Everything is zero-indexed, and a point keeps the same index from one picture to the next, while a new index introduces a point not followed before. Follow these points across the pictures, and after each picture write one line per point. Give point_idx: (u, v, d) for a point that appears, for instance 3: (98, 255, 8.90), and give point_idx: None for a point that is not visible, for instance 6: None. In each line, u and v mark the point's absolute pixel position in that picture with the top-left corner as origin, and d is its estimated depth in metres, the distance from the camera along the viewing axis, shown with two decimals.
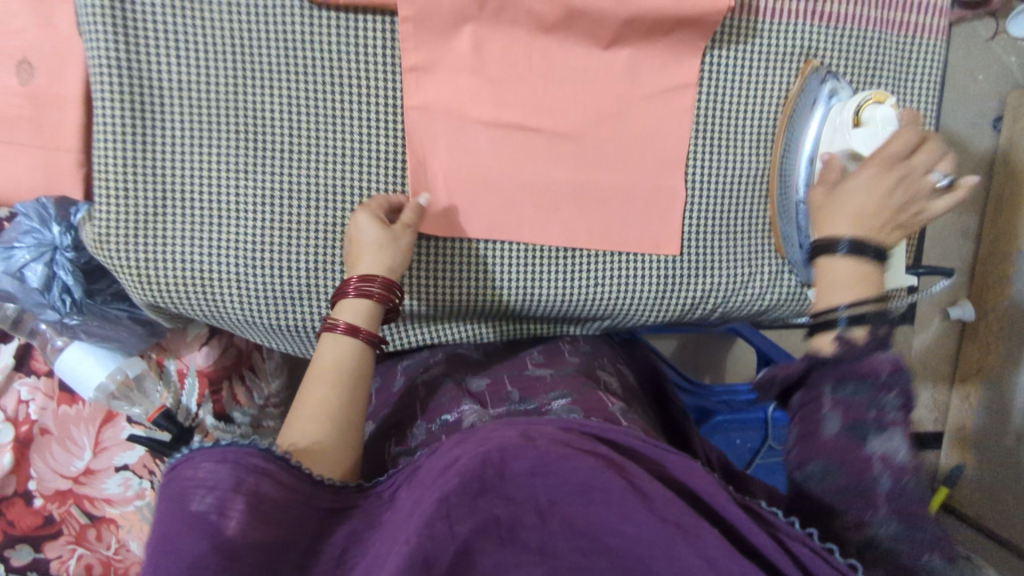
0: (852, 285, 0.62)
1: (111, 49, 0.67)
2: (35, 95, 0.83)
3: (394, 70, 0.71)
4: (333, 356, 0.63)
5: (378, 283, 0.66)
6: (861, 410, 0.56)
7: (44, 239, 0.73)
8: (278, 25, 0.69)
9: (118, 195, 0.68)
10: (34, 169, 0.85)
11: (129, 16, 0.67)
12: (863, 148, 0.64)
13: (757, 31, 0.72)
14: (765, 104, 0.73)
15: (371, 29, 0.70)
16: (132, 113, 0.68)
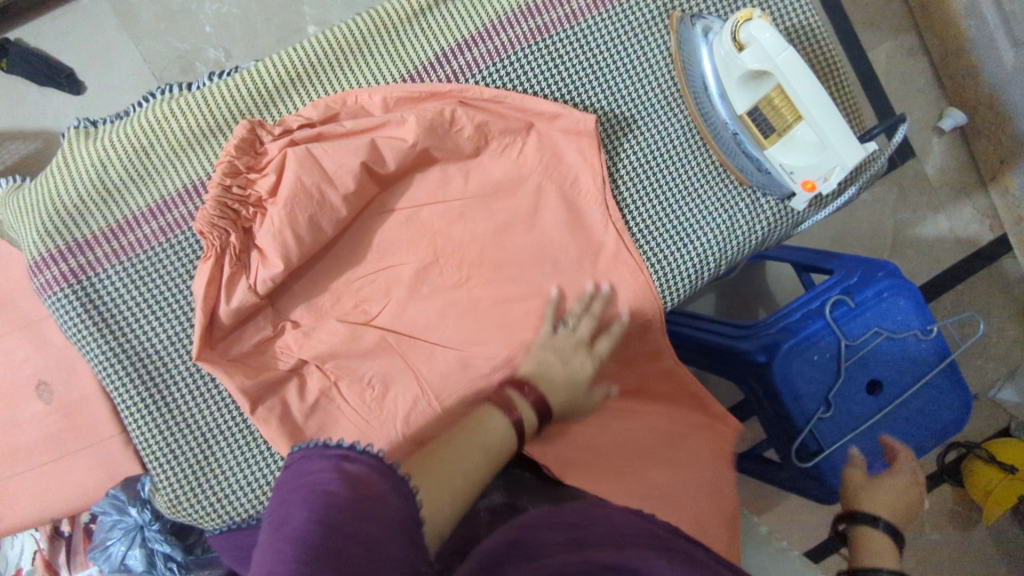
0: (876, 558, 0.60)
1: (85, 324, 0.64)
2: (63, 406, 0.89)
3: (118, 326, 0.64)
4: (494, 427, 0.53)
5: (518, 403, 0.56)
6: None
7: (129, 523, 0.77)
8: (112, 299, 0.64)
9: (157, 448, 0.65)
10: (91, 468, 0.89)
11: (87, 286, 0.64)
12: (761, 68, 0.61)
13: (618, 11, 0.70)
14: (651, 74, 0.71)
15: (118, 279, 0.64)
16: (129, 372, 0.64)
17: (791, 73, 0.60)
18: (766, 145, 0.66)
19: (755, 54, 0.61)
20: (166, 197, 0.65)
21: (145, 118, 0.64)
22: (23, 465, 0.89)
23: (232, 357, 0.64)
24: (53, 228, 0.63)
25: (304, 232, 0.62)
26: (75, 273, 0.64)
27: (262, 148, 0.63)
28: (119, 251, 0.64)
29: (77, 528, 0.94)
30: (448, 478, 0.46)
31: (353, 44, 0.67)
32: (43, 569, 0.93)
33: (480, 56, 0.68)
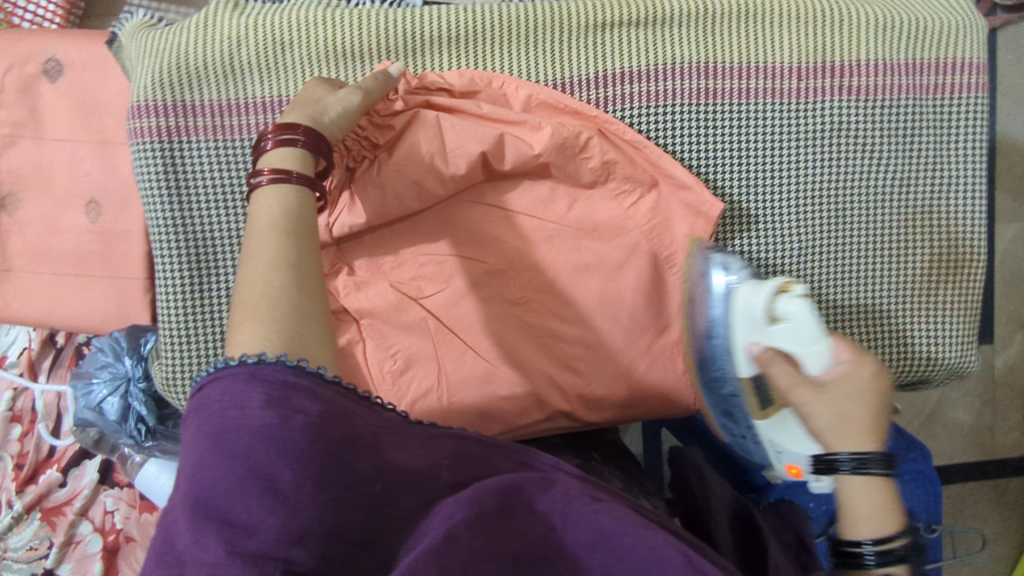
0: (871, 515, 0.44)
1: (161, 185, 0.63)
2: (104, 230, 0.89)
3: (188, 201, 0.64)
4: (275, 209, 0.48)
5: (301, 130, 0.52)
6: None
7: (120, 371, 0.78)
8: (192, 174, 0.64)
9: (176, 327, 0.65)
10: (105, 298, 0.90)
11: (176, 151, 0.63)
12: (786, 354, 0.53)
13: (792, 109, 0.66)
14: (796, 184, 0.67)
15: (207, 158, 0.63)
16: (181, 247, 0.64)
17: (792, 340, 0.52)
18: (759, 418, 0.58)
19: (785, 333, 0.53)
20: (283, 97, 0.63)
21: (291, 17, 0.62)
22: (47, 267, 0.91)
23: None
24: (167, 80, 0.62)
25: (396, 200, 0.62)
26: (172, 134, 0.63)
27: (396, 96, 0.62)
28: (219, 132, 0.63)
29: (69, 344, 0.96)
30: (270, 299, 0.44)
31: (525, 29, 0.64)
32: (26, 366, 0.96)
33: (639, 93, 0.65)
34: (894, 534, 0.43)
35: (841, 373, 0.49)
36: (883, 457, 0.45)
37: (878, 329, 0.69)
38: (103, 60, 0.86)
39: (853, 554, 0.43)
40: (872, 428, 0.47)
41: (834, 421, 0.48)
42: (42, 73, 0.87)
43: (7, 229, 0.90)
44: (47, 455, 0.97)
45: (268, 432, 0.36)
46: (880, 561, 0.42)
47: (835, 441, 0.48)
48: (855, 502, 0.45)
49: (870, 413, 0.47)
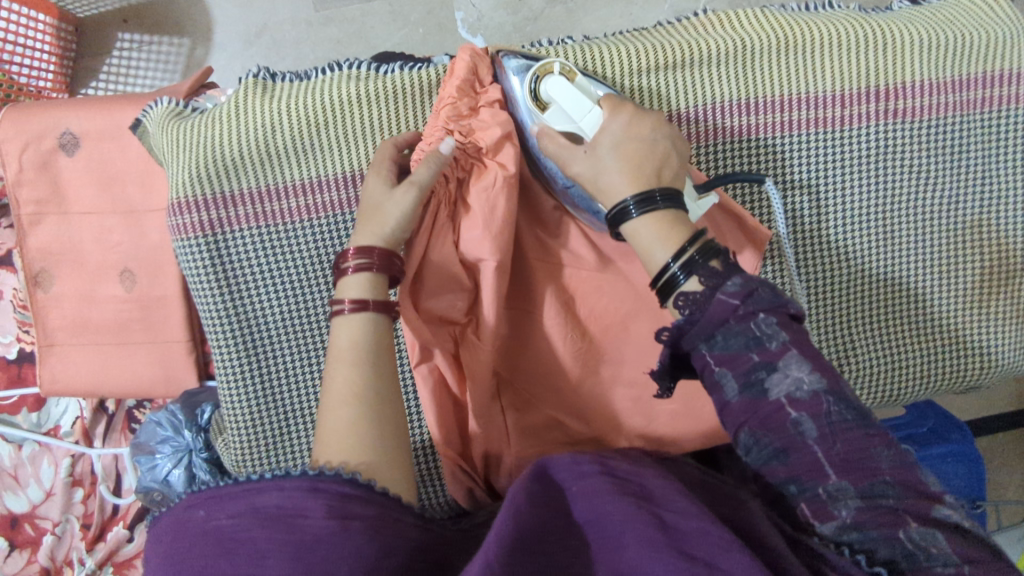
0: (664, 238, 0.48)
1: (204, 273, 0.63)
2: (141, 297, 0.89)
3: (231, 285, 0.64)
4: (348, 339, 0.53)
5: (374, 253, 0.54)
6: (742, 358, 0.43)
7: (182, 443, 0.80)
8: (233, 260, 0.64)
9: (236, 406, 0.66)
10: (151, 364, 0.91)
11: (215, 239, 0.63)
12: (564, 130, 0.56)
13: (841, 137, 0.65)
14: (848, 211, 0.67)
15: (248, 243, 0.63)
16: (230, 329, 0.65)
17: (568, 107, 0.56)
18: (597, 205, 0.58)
19: (559, 114, 0.57)
20: (320, 178, 0.63)
21: (321, 93, 0.61)
22: (89, 338, 0.91)
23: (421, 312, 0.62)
24: (203, 174, 0.61)
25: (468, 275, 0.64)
26: (211, 224, 0.63)
27: (482, 88, 0.61)
28: (257, 216, 0.63)
29: (120, 409, 0.98)
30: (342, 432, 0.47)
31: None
32: (80, 433, 0.98)
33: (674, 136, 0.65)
34: (687, 245, 0.47)
35: (603, 129, 0.54)
36: (663, 194, 0.50)
37: (932, 344, 0.69)
38: (117, 128, 0.85)
39: (666, 279, 0.47)
40: (640, 165, 0.52)
41: (611, 172, 0.52)
42: (59, 147, 0.86)
43: (44, 304, 0.91)
44: (111, 512, 1.00)
45: (329, 540, 0.38)
46: (686, 273, 0.46)
47: (618, 193, 0.52)
48: (642, 238, 0.50)
49: (635, 146, 0.53)
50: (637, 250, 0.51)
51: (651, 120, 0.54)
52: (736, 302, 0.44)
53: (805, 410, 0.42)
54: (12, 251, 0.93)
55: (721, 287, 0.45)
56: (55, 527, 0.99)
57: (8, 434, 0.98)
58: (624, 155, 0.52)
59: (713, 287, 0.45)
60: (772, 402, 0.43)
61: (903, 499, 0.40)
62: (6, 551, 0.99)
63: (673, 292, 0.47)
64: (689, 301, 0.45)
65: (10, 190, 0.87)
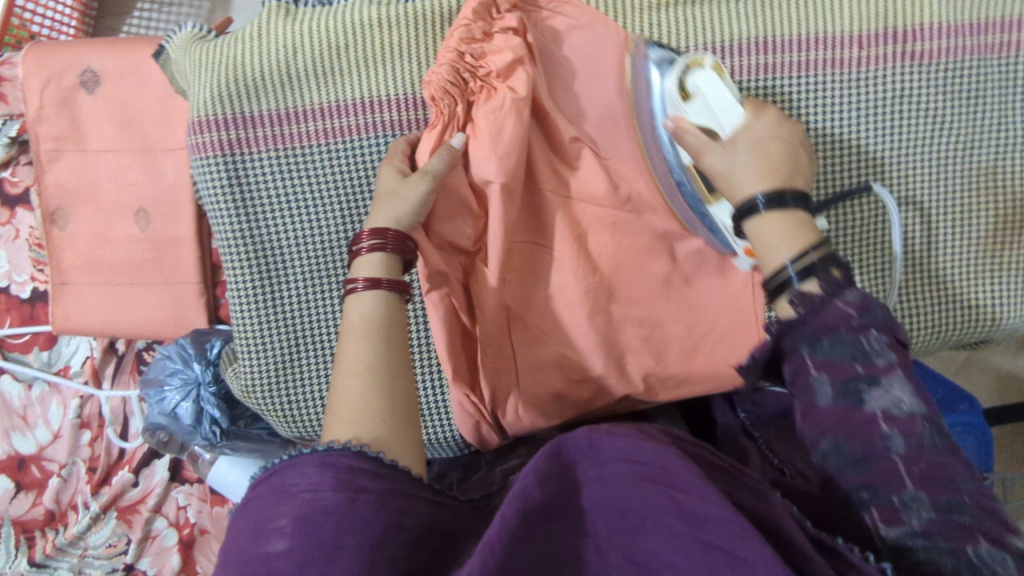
0: (790, 237, 0.48)
1: (219, 190, 0.64)
2: (154, 238, 0.90)
3: (245, 204, 0.65)
4: (358, 313, 0.50)
5: (388, 235, 0.53)
6: (846, 368, 0.42)
7: (190, 376, 0.81)
8: (248, 177, 0.64)
9: (244, 325, 0.66)
10: (162, 306, 0.92)
11: (232, 157, 0.64)
12: (700, 126, 0.56)
13: (855, 77, 0.65)
14: (861, 153, 0.67)
15: (264, 163, 0.64)
16: (242, 247, 0.65)
17: (708, 107, 0.56)
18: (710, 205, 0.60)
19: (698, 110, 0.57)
20: (338, 102, 0.63)
21: (341, 17, 0.62)
22: (101, 278, 0.92)
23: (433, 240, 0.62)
24: (225, 94, 0.62)
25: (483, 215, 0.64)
26: (228, 143, 0.63)
27: (497, 14, 0.62)
28: (273, 136, 0.64)
29: (129, 351, 0.99)
30: (355, 401, 0.44)
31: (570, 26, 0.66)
32: (90, 375, 0.99)
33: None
34: (810, 249, 0.47)
35: (746, 127, 0.54)
36: (794, 195, 0.49)
37: (945, 292, 0.68)
38: (138, 67, 0.86)
39: (782, 279, 0.47)
40: (774, 166, 0.52)
41: (746, 168, 0.52)
42: (81, 85, 0.87)
43: (59, 242, 0.92)
44: (117, 456, 1.00)
45: (338, 511, 0.36)
46: (804, 276, 0.46)
47: (747, 187, 0.51)
48: (766, 236, 0.50)
49: (773, 147, 0.53)
50: (756, 247, 0.51)
51: (791, 132, 0.56)
52: (852, 312, 0.43)
53: (898, 428, 0.41)
54: (30, 190, 0.94)
55: (839, 296, 0.44)
56: (61, 468, 0.99)
57: (19, 373, 0.99)
58: (757, 154, 0.53)
59: (845, 285, 0.45)
60: (866, 413, 0.42)
61: (984, 523, 0.39)
62: (12, 492, 0.99)
63: (786, 291, 0.47)
64: (802, 298, 0.45)
65: (31, 126, 0.88)
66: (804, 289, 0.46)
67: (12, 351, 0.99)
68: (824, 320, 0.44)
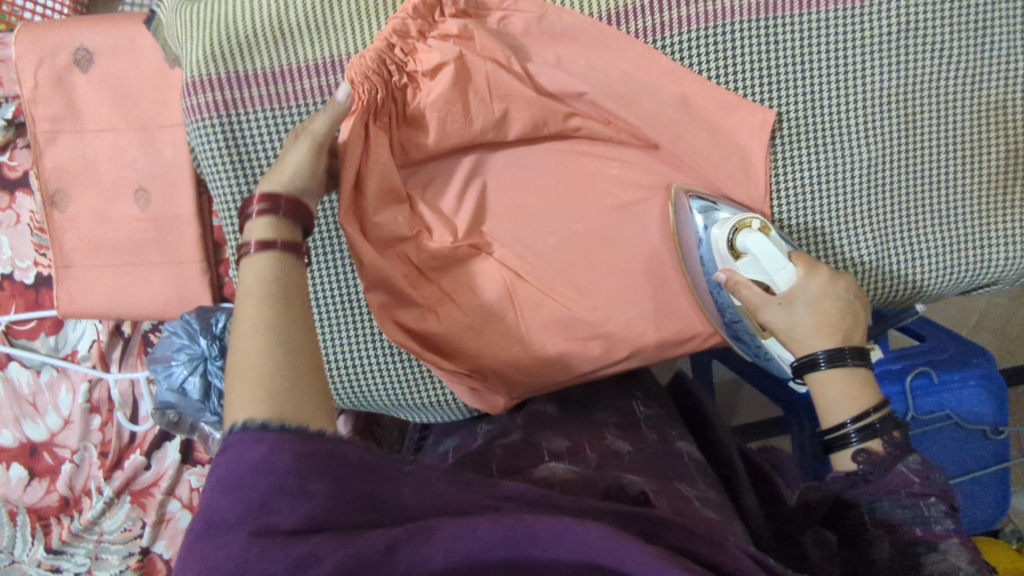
0: (852, 398, 0.52)
1: (217, 151, 0.63)
2: (155, 218, 0.89)
3: (245, 165, 0.64)
4: (260, 296, 0.42)
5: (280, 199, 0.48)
6: (904, 529, 0.46)
7: (196, 351, 0.80)
8: (247, 138, 0.63)
9: None
10: (164, 285, 0.91)
11: (231, 118, 0.63)
12: (756, 279, 0.61)
13: (849, 13, 0.64)
14: (858, 94, 0.65)
15: (262, 123, 0.63)
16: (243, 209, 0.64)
17: (763, 262, 0.60)
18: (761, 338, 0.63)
19: (752, 263, 0.62)
20: (333, 57, 0.63)
21: None
22: (104, 260, 0.92)
23: (367, 227, 0.63)
24: (216, 52, 0.61)
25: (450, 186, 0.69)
26: (223, 104, 0.62)
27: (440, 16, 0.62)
28: (269, 95, 0.63)
29: (135, 333, 0.99)
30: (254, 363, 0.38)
31: (527, 21, 0.64)
32: (98, 359, 0.99)
33: (638, 30, 0.64)
34: (870, 410, 0.51)
35: (801, 285, 0.58)
36: (853, 351, 0.53)
37: (955, 232, 0.67)
38: (131, 44, 0.85)
39: (838, 434, 0.51)
40: (832, 322, 0.56)
41: (806, 325, 0.56)
42: (74, 64, 0.86)
43: (61, 225, 0.91)
44: (128, 440, 1.00)
45: None
46: (865, 437, 0.50)
47: (807, 343, 0.56)
48: (830, 393, 0.53)
49: (833, 304, 0.57)
50: (816, 400, 0.54)
51: (845, 284, 0.58)
52: (915, 480, 0.48)
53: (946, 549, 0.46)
54: (29, 173, 0.93)
55: (903, 460, 0.48)
56: (73, 454, 0.99)
57: (27, 359, 0.99)
58: (815, 310, 0.57)
59: (894, 460, 0.48)
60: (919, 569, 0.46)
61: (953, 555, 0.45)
62: (27, 479, 1.00)
63: (847, 449, 0.50)
64: (868, 458, 0.49)
65: (27, 108, 0.88)
66: (868, 448, 0.50)
67: (19, 338, 0.99)
68: (887, 483, 0.48)
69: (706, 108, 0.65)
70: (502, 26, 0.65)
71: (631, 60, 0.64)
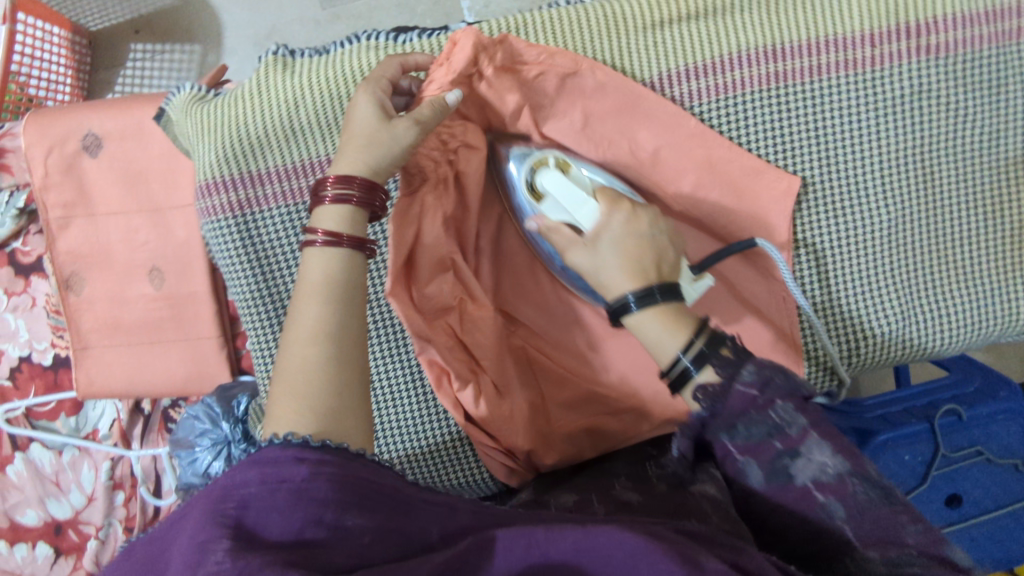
0: (669, 332, 0.49)
1: (236, 252, 0.63)
2: (171, 296, 0.89)
3: (265, 264, 0.63)
4: (321, 271, 0.47)
5: (355, 183, 0.50)
6: (767, 447, 0.46)
7: (219, 436, 0.80)
8: (264, 237, 0.63)
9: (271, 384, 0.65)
10: (183, 362, 0.91)
11: (248, 219, 0.63)
12: (562, 220, 0.58)
13: (864, 77, 0.63)
14: (877, 155, 0.65)
15: (278, 222, 0.63)
16: (264, 307, 0.64)
17: (562, 198, 0.59)
18: None
19: (557, 205, 0.59)
20: None
21: (340, 66, 0.61)
22: (121, 339, 0.92)
23: (416, 299, 0.58)
24: (230, 155, 0.61)
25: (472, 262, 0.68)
26: (240, 205, 0.62)
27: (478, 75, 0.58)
28: (284, 193, 0.63)
29: (155, 410, 0.99)
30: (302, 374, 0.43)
31: (561, 77, 0.61)
32: (119, 436, 0.99)
33: (670, 97, 0.64)
34: (693, 337, 0.48)
35: (602, 223, 0.55)
36: (663, 289, 0.50)
37: (977, 289, 0.66)
38: (138, 127, 0.86)
39: (678, 371, 0.48)
40: (641, 256, 0.53)
41: (612, 267, 0.53)
42: (83, 150, 0.87)
43: (77, 308, 0.91)
44: (153, 515, 0.99)
45: None
46: (698, 365, 0.47)
47: (616, 285, 0.52)
48: (651, 334, 0.50)
49: (635, 242, 0.54)
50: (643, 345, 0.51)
51: (648, 218, 0.56)
52: (756, 392, 0.45)
53: (832, 494, 0.44)
54: (42, 256, 0.94)
55: (736, 377, 0.46)
56: (98, 531, 0.99)
57: (48, 440, 0.98)
58: (623, 246, 0.54)
59: (727, 381, 0.46)
60: (797, 488, 0.45)
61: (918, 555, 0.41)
62: (54, 558, 1.00)
63: (688, 382, 0.48)
64: (705, 396, 0.46)
65: (38, 195, 0.88)
66: (703, 380, 0.47)
67: (39, 419, 0.99)
68: (743, 408, 0.45)
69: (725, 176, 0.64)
70: (537, 82, 0.61)
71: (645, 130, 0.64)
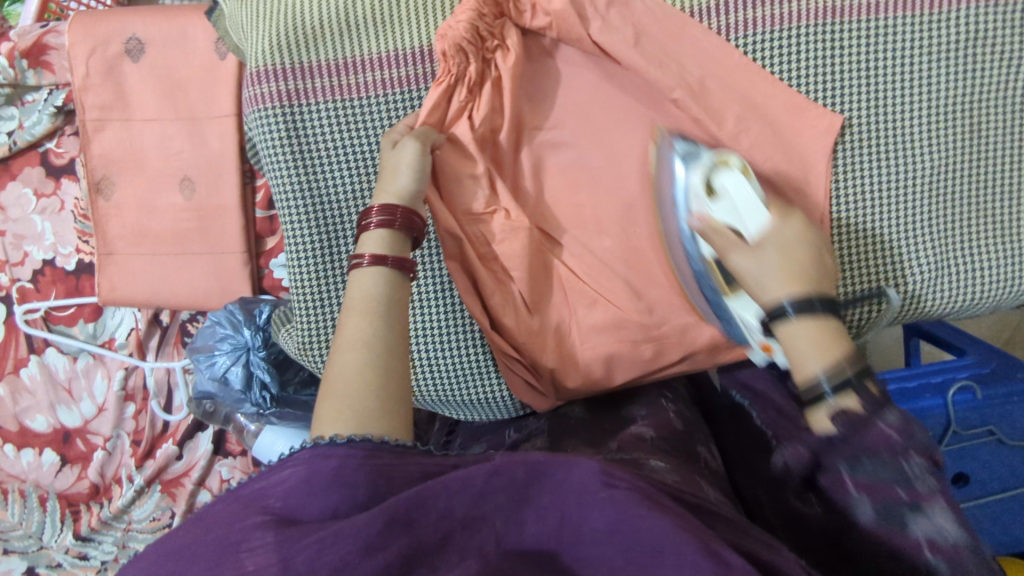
0: (818, 347, 0.48)
1: (278, 139, 0.64)
2: (200, 208, 0.90)
3: (303, 153, 0.64)
4: (359, 289, 0.50)
5: (399, 213, 0.56)
6: (887, 489, 0.46)
7: (240, 342, 0.80)
8: (306, 126, 0.64)
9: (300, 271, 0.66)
10: (206, 275, 0.91)
11: (293, 108, 0.64)
12: (727, 222, 0.57)
13: (918, 22, 0.65)
14: (922, 102, 0.66)
15: (321, 112, 0.64)
16: (299, 195, 0.65)
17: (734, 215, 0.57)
18: (728, 296, 0.59)
19: (726, 207, 0.57)
20: (395, 51, 0.64)
21: None
22: (146, 248, 0.92)
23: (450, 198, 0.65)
24: (283, 44, 0.63)
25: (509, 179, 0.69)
26: (287, 95, 0.64)
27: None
28: (330, 85, 0.64)
29: (174, 322, 0.99)
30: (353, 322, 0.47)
31: None
32: (135, 346, 0.99)
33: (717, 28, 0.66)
34: (845, 360, 0.47)
35: (772, 230, 0.55)
36: (824, 299, 0.50)
37: (1007, 250, 0.68)
38: (182, 34, 0.86)
39: (813, 391, 0.48)
40: (797, 267, 0.53)
41: (775, 274, 0.53)
42: (125, 54, 0.87)
43: (105, 213, 0.92)
44: (161, 429, 1.00)
45: None
46: (837, 391, 0.47)
47: (773, 291, 0.52)
48: (797, 346, 0.50)
49: (801, 251, 0.54)
50: (784, 346, 0.51)
51: (808, 235, 0.56)
52: (895, 437, 0.45)
53: (942, 556, 0.45)
54: (75, 159, 0.95)
55: (885, 411, 0.46)
56: (106, 442, 0.99)
57: (64, 345, 0.99)
58: (783, 258, 0.54)
59: (871, 415, 0.46)
60: (911, 537, 0.46)
61: None
62: (58, 465, 1.00)
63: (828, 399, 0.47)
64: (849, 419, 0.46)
65: (76, 95, 0.88)
66: (844, 405, 0.46)
67: (57, 324, 0.99)
68: (868, 439, 0.46)
69: (767, 112, 0.66)
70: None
71: (694, 60, 0.65)
